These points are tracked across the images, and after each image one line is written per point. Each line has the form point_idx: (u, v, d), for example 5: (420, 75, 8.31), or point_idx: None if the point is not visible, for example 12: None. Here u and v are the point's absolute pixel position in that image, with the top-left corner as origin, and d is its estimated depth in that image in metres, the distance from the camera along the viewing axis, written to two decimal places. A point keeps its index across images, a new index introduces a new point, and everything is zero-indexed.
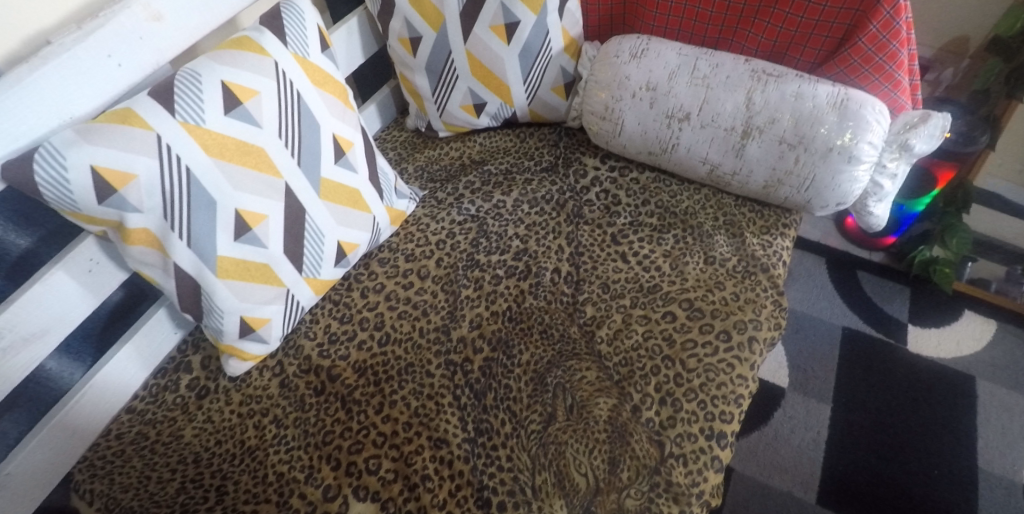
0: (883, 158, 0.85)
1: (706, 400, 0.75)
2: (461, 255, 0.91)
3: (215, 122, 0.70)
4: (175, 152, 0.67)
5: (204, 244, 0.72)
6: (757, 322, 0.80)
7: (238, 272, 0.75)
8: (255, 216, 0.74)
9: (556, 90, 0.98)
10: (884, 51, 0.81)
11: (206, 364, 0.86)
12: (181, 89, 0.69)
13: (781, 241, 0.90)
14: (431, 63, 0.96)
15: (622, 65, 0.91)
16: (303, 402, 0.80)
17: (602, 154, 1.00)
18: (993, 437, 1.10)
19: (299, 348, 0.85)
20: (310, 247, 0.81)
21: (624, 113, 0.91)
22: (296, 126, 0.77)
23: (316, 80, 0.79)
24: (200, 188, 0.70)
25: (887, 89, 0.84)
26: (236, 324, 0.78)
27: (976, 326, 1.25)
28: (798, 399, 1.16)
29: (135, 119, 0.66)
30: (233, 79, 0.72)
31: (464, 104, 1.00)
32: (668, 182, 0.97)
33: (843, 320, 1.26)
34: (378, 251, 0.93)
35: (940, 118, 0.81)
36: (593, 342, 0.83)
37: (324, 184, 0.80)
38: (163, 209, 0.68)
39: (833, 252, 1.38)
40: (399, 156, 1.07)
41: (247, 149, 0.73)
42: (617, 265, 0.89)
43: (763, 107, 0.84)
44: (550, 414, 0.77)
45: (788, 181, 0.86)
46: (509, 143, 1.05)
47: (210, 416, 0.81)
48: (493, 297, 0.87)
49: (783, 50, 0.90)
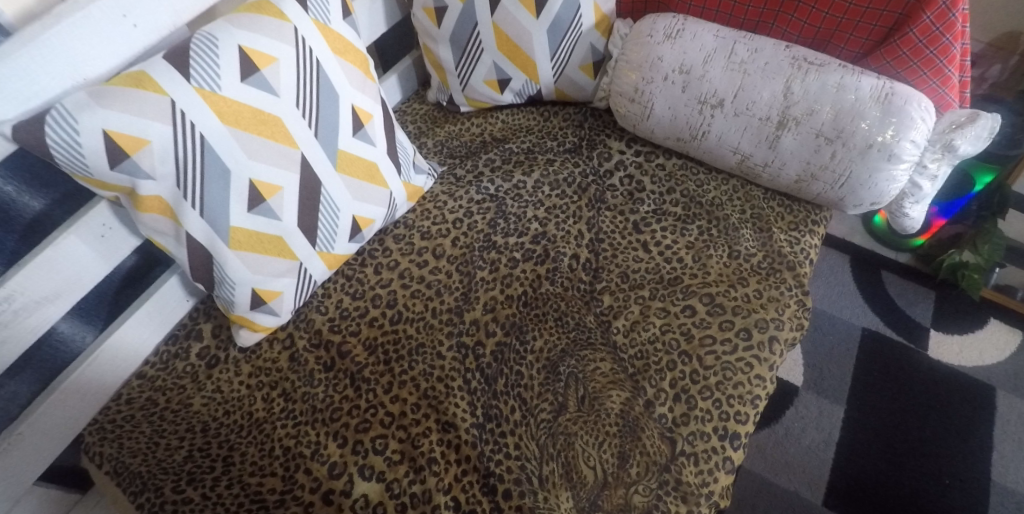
0: (924, 158, 0.81)
1: (721, 399, 0.73)
2: (479, 235, 0.89)
3: (231, 88, 0.68)
4: (189, 119, 0.65)
5: (217, 213, 0.70)
6: (779, 322, 0.78)
7: (250, 244, 0.74)
8: (269, 188, 0.73)
9: (584, 69, 0.94)
10: (936, 44, 0.76)
11: (217, 333, 0.86)
12: (197, 52, 0.66)
13: (809, 238, 0.87)
14: (455, 35, 0.93)
15: (656, 46, 0.86)
16: (312, 377, 0.79)
17: (628, 138, 0.97)
18: (1008, 449, 1.08)
19: (310, 322, 0.84)
20: (325, 221, 0.79)
21: (654, 96, 0.87)
22: (314, 96, 0.74)
23: (337, 48, 0.77)
24: (214, 157, 0.68)
25: (935, 85, 0.80)
26: (248, 296, 0.77)
27: (1001, 335, 1.21)
28: (811, 398, 1.14)
29: (148, 83, 0.64)
30: (250, 44, 0.69)
31: (488, 79, 0.96)
32: (695, 170, 0.93)
33: (863, 321, 1.23)
34: (394, 227, 0.91)
35: (989, 119, 0.77)
36: (608, 332, 0.81)
37: (341, 156, 0.78)
38: (176, 177, 0.67)
39: (858, 250, 1.34)
40: (419, 130, 1.03)
41: (263, 118, 0.70)
42: (637, 254, 0.86)
43: (801, 98, 0.80)
44: (561, 404, 0.75)
45: (821, 176, 0.82)
46: (532, 122, 1.01)
47: (220, 386, 0.81)
48: (508, 281, 0.85)
49: (826, 38, 0.85)
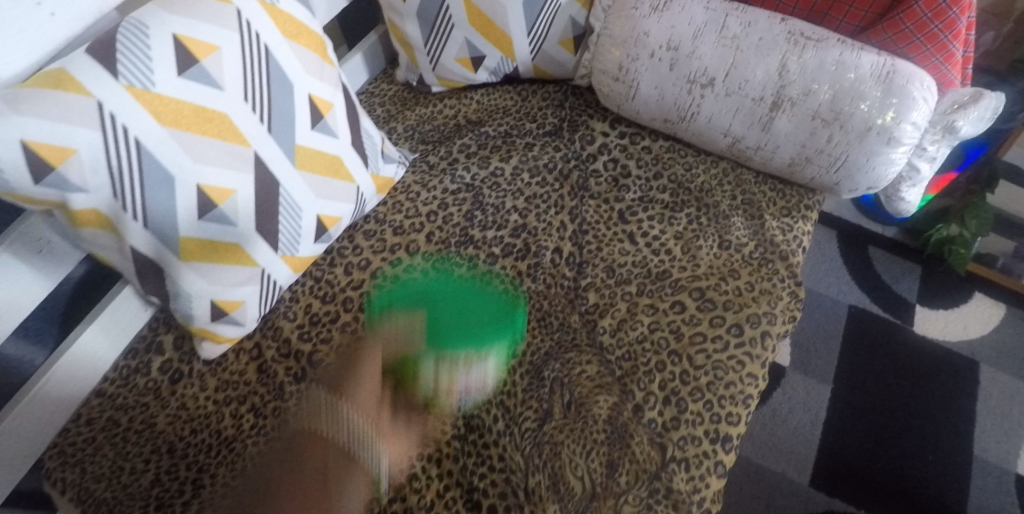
0: (923, 139, 0.77)
1: (713, 401, 0.70)
2: (455, 229, 0.83)
3: (168, 84, 0.60)
4: (120, 121, 0.58)
5: (164, 224, 0.64)
6: (772, 316, 0.74)
7: (204, 253, 0.68)
8: (220, 192, 0.66)
9: (564, 44, 0.87)
10: (942, 18, 0.72)
11: (179, 345, 0.80)
12: (125, 44, 0.59)
13: (803, 224, 0.83)
14: (423, 10, 0.85)
15: (641, 19, 0.79)
16: (283, 390, 0.75)
17: (611, 118, 0.91)
18: (990, 423, 1.08)
19: (277, 330, 0.79)
20: (286, 224, 0.73)
21: (639, 74, 0.81)
22: (266, 87, 0.67)
23: (288, 32, 0.69)
24: (154, 162, 0.61)
25: (938, 61, 0.75)
26: (207, 308, 0.71)
27: (984, 308, 1.21)
28: (798, 378, 1.13)
29: (70, 83, 0.56)
30: (187, 32, 0.61)
31: (460, 58, 0.89)
32: (683, 152, 0.88)
33: (851, 298, 1.21)
34: (364, 222, 0.85)
35: (992, 98, 0.74)
36: (594, 332, 0.77)
37: (300, 152, 0.71)
38: (112, 186, 0.60)
39: (846, 223, 1.31)
40: (387, 113, 0.96)
41: (208, 116, 0.63)
42: (623, 247, 0.81)
43: (797, 77, 0.75)
44: (546, 411, 0.71)
45: (817, 160, 0.78)
46: (509, 102, 0.94)
47: (185, 402, 0.75)
48: (488, 279, 0.79)
49: (824, 10, 0.79)
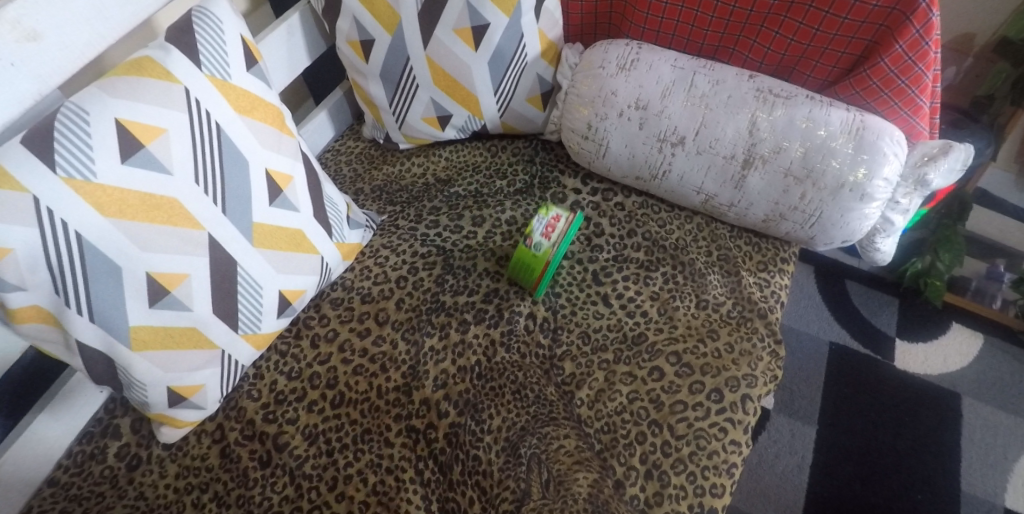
0: (896, 193, 0.75)
1: (695, 472, 0.67)
2: (426, 295, 0.81)
3: (109, 172, 0.57)
4: (59, 216, 0.55)
5: (112, 316, 0.60)
6: (752, 378, 0.72)
7: (158, 341, 0.64)
8: (173, 278, 0.63)
9: (532, 101, 0.86)
10: (908, 74, 0.70)
11: (137, 428, 0.75)
12: (63, 132, 0.55)
13: (780, 278, 0.81)
14: (386, 70, 0.83)
15: (608, 79, 0.79)
16: (247, 477, 0.71)
17: (583, 173, 0.89)
18: (976, 458, 1.07)
19: (241, 410, 0.75)
20: (246, 303, 0.70)
21: (609, 133, 0.80)
22: (216, 166, 0.63)
23: (241, 107, 0.65)
24: (97, 255, 0.58)
25: (906, 114, 0.74)
26: (163, 396, 0.67)
27: (963, 339, 1.19)
28: (783, 420, 1.11)
29: (3, 178, 0.53)
30: (130, 116, 0.58)
31: (427, 117, 0.87)
32: (657, 208, 0.86)
33: (831, 335, 1.20)
34: (331, 289, 0.82)
35: (963, 150, 0.72)
36: (571, 405, 0.74)
37: (258, 229, 0.68)
38: (53, 283, 0.57)
39: (823, 259, 1.30)
40: (354, 173, 0.94)
41: (155, 203, 0.60)
42: (597, 310, 0.80)
43: (768, 135, 0.73)
44: (524, 491, 0.66)
45: (791, 216, 0.76)
46: (479, 158, 0.93)
47: (144, 491, 0.70)
48: (460, 349, 0.77)
49: (791, 65, 0.78)
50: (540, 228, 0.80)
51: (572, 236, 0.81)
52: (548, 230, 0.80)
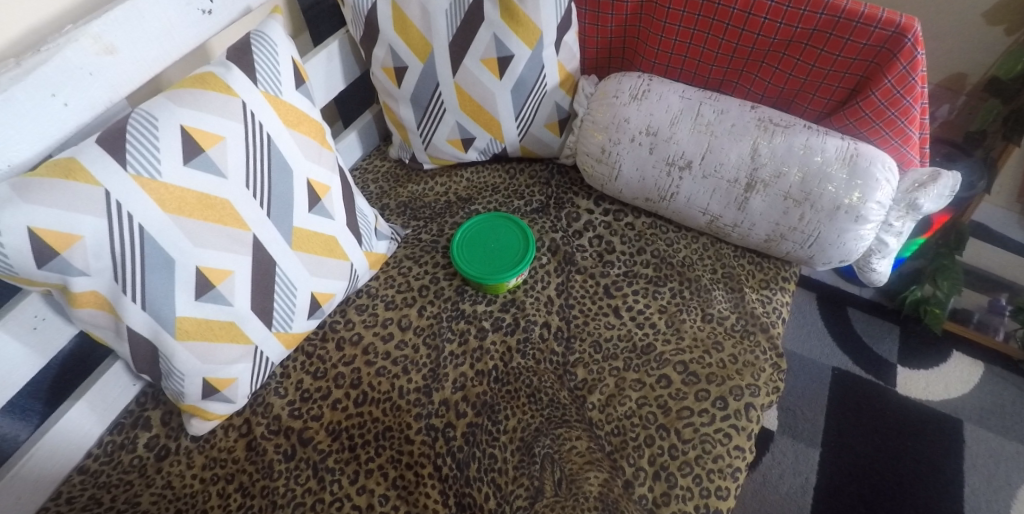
0: (889, 216, 0.80)
1: (701, 474, 0.70)
2: (447, 304, 0.86)
3: (172, 173, 0.63)
4: (125, 209, 0.61)
5: (161, 305, 0.65)
6: (755, 388, 0.76)
7: (199, 332, 0.69)
8: (219, 273, 0.68)
9: (549, 127, 0.93)
10: (897, 106, 0.76)
11: (166, 420, 0.79)
12: (134, 135, 0.61)
13: (781, 296, 0.86)
14: (417, 95, 0.90)
15: (621, 107, 0.86)
16: (271, 468, 0.74)
17: (595, 196, 0.95)
18: (979, 483, 1.08)
19: (268, 406, 0.78)
20: (281, 301, 0.74)
21: (622, 157, 0.86)
22: (264, 173, 0.69)
23: (290, 122, 0.72)
24: (154, 247, 0.63)
25: (896, 143, 0.80)
26: (199, 386, 0.71)
27: (963, 367, 1.22)
28: (786, 442, 1.14)
29: (79, 173, 0.59)
30: (194, 123, 0.64)
31: (451, 138, 0.94)
32: (665, 228, 0.92)
33: (833, 361, 1.23)
34: (356, 296, 0.87)
35: (951, 177, 0.77)
36: (583, 408, 0.78)
37: (297, 233, 0.73)
38: (114, 270, 0.62)
39: (825, 285, 1.34)
40: (380, 190, 1.00)
41: (209, 203, 0.66)
42: (608, 320, 0.84)
43: (769, 160, 0.79)
44: (537, 488, 0.70)
45: (791, 237, 0.81)
46: (498, 180, 1.00)
47: (170, 481, 0.73)
48: (479, 355, 0.81)
49: (790, 97, 0.85)
50: (472, 227, 0.91)
51: (479, 227, 0.91)
52: (478, 224, 0.91)
